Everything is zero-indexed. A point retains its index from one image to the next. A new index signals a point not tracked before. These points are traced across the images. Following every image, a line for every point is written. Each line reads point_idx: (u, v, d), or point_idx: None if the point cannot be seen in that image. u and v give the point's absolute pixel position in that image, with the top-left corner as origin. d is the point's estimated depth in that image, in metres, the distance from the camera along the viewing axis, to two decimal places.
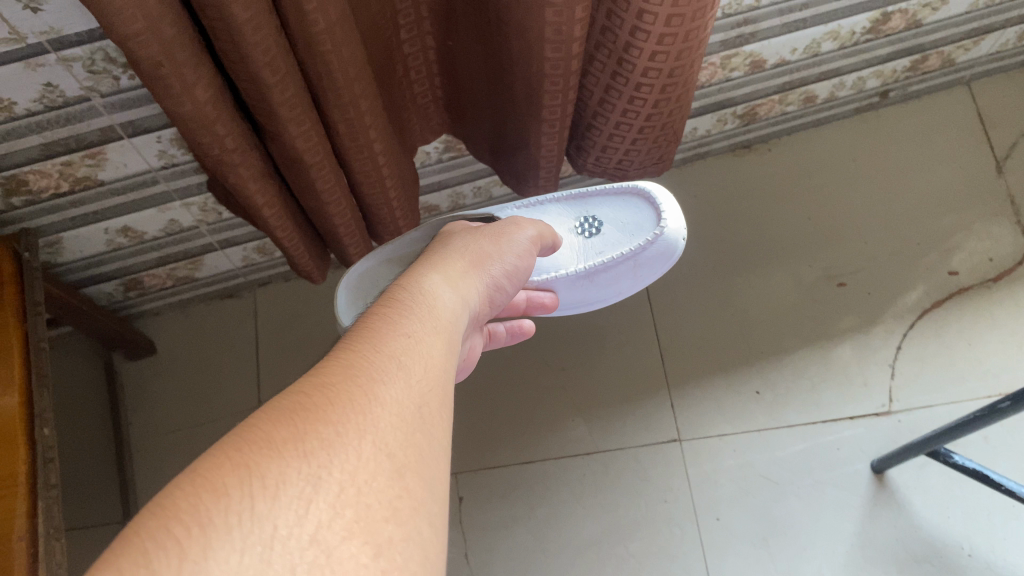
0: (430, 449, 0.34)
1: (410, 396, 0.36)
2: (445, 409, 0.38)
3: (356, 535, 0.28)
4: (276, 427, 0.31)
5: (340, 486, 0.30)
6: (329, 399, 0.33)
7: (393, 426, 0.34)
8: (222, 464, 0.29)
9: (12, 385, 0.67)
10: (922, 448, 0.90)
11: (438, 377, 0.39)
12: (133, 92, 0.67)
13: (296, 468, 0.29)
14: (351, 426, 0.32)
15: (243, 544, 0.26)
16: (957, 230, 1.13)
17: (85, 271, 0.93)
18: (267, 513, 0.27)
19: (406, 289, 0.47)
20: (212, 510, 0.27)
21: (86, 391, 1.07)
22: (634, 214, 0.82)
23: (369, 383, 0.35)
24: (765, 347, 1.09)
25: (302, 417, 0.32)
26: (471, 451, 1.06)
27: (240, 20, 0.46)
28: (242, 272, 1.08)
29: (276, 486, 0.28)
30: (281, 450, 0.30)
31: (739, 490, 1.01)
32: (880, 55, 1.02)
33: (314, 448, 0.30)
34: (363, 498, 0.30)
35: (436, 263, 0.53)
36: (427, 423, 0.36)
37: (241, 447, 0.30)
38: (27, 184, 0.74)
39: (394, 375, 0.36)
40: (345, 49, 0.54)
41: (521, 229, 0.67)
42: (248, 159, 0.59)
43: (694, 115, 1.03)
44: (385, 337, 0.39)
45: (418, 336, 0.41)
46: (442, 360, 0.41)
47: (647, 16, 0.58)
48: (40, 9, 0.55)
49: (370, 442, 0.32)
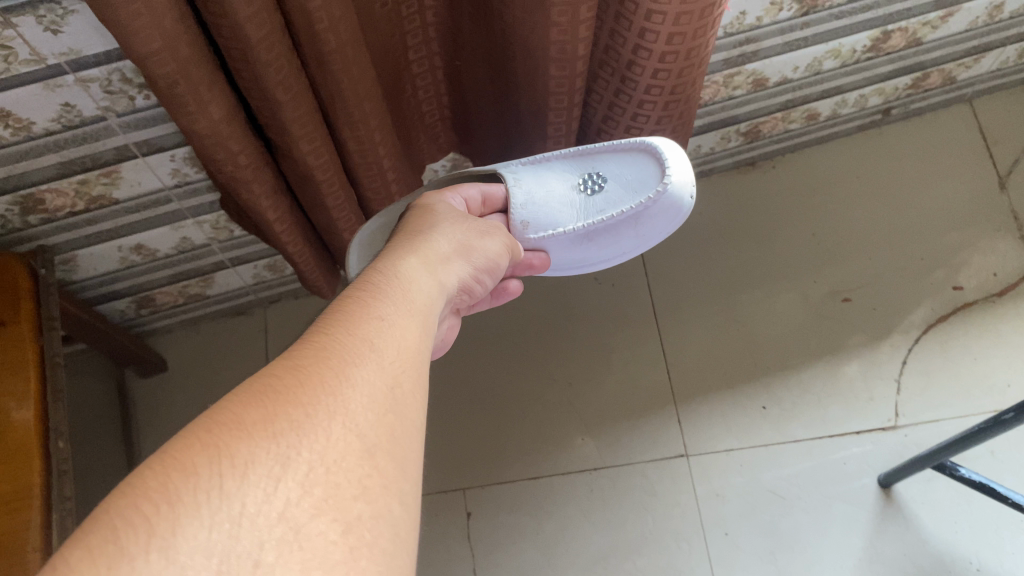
0: (400, 429, 0.38)
1: (381, 378, 0.40)
2: (415, 389, 0.42)
3: (324, 513, 0.32)
4: (249, 410, 0.34)
5: (308, 466, 0.33)
6: (301, 381, 0.37)
7: (364, 406, 0.37)
8: (193, 444, 0.32)
9: (27, 399, 0.68)
10: (929, 461, 0.90)
11: (408, 359, 0.43)
12: (148, 111, 0.68)
13: (265, 448, 0.32)
14: (322, 408, 0.36)
15: (211, 521, 0.29)
16: (960, 246, 1.14)
17: (98, 289, 0.95)
18: (235, 490, 0.31)
19: (384, 273, 0.50)
20: (181, 489, 0.30)
21: (98, 408, 1.09)
22: (640, 168, 0.70)
23: (341, 366, 0.38)
24: (771, 362, 1.10)
25: (273, 400, 0.35)
26: (479, 467, 1.07)
27: (253, 39, 0.48)
28: (253, 290, 1.09)
29: (245, 465, 0.32)
30: (251, 432, 0.33)
31: (747, 506, 1.01)
32: (881, 73, 1.04)
33: (284, 429, 0.34)
34: (333, 477, 0.33)
35: (418, 245, 0.56)
36: (398, 403, 0.39)
37: (211, 429, 0.33)
38: (44, 203, 0.75)
39: (365, 359, 0.40)
40: (356, 68, 0.55)
41: (500, 230, 0.67)
42: (260, 176, 0.60)
43: (698, 133, 1.04)
44: (360, 322, 0.43)
45: (391, 320, 0.44)
46: (414, 343, 0.44)
47: (650, 34, 0.60)
48: (60, 31, 0.57)
49: (339, 423, 0.35)
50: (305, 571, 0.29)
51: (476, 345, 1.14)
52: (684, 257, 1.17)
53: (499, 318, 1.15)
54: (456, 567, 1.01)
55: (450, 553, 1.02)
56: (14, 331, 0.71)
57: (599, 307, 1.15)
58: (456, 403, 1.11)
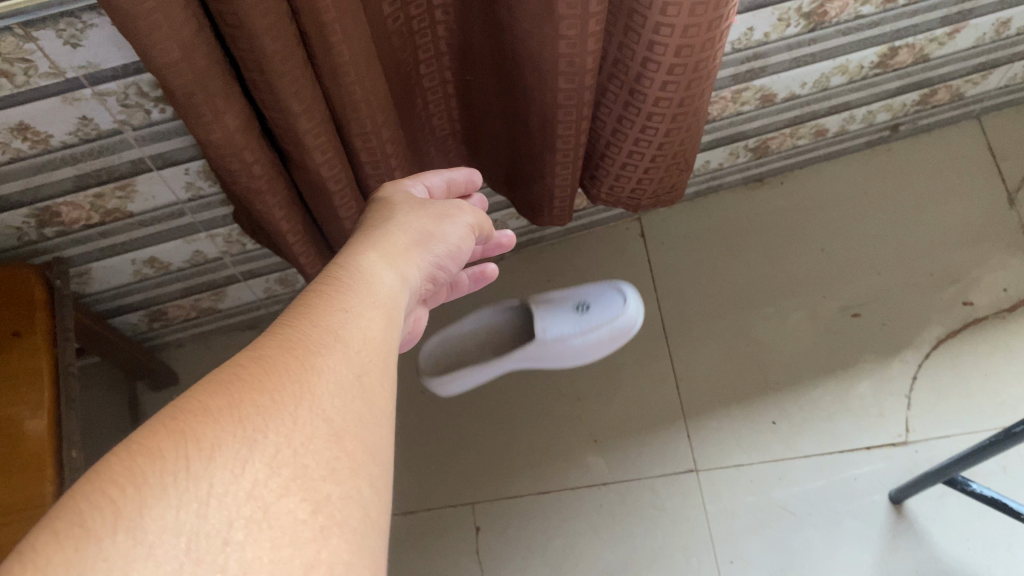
0: (368, 415, 0.37)
1: (348, 366, 0.38)
2: (386, 381, 0.40)
3: (293, 493, 0.31)
4: (215, 395, 0.33)
5: (276, 448, 0.32)
6: (265, 370, 0.35)
7: (331, 393, 0.36)
8: (158, 430, 0.30)
9: (42, 408, 0.69)
10: (940, 475, 0.89)
11: (377, 351, 0.41)
12: (164, 125, 0.69)
13: (231, 431, 0.31)
14: (288, 394, 0.34)
15: (178, 501, 0.28)
16: (971, 263, 1.14)
17: (112, 301, 0.96)
18: (203, 472, 0.29)
19: (342, 265, 0.47)
20: (147, 471, 0.28)
21: (109, 421, 1.10)
22: None
23: (305, 354, 0.37)
24: (780, 377, 1.10)
25: (238, 389, 0.33)
26: (487, 480, 1.07)
27: (269, 51, 0.49)
28: (264, 303, 1.11)
29: (211, 448, 0.30)
30: (217, 417, 0.31)
31: (757, 522, 1.01)
32: (889, 89, 1.04)
33: (250, 415, 0.32)
34: (300, 459, 0.32)
35: (375, 239, 0.52)
36: (366, 390, 0.38)
37: (175, 416, 0.31)
38: (59, 216, 0.76)
39: (332, 347, 0.38)
40: (368, 80, 0.56)
41: (462, 214, 0.62)
42: (273, 187, 0.61)
43: (706, 149, 1.05)
44: (325, 310, 0.41)
45: (357, 308, 0.43)
46: (381, 333, 0.43)
47: (658, 47, 0.60)
48: (79, 44, 0.58)
49: (306, 408, 0.34)
50: (276, 548, 0.28)
51: (485, 360, 1.14)
52: (694, 273, 1.17)
53: (508, 333, 1.15)
54: None
55: (458, 568, 1.02)
56: (29, 340, 0.71)
57: None
58: (465, 420, 1.11)
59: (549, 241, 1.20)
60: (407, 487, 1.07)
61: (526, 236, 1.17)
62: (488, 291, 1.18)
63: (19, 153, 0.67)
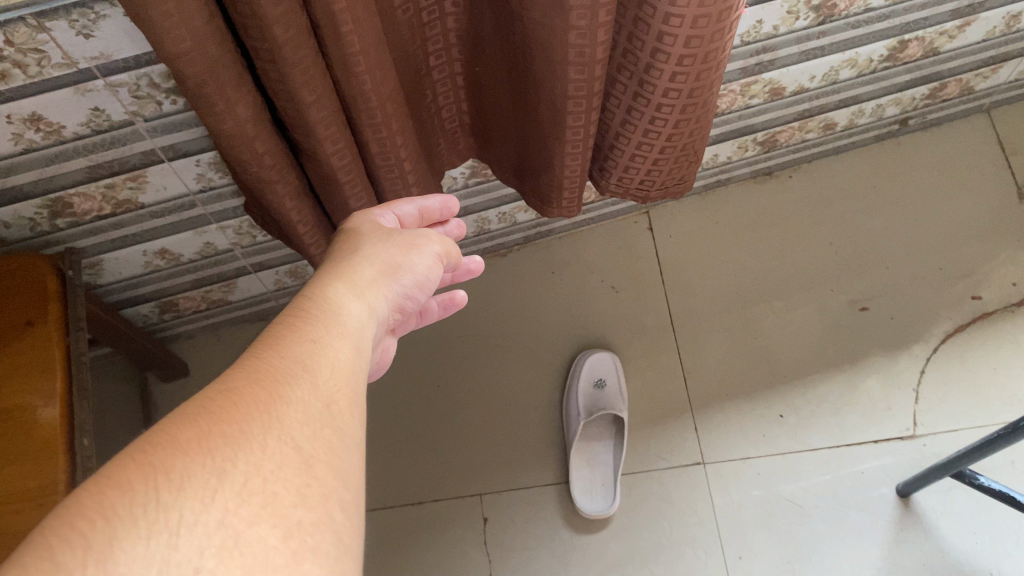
0: (339, 443, 0.34)
1: (316, 395, 0.35)
2: (358, 409, 0.37)
3: (263, 519, 0.28)
4: (175, 426, 0.30)
5: (245, 477, 0.29)
6: (230, 400, 0.32)
7: (299, 422, 0.33)
8: (125, 464, 0.27)
9: (54, 397, 0.69)
10: (948, 469, 0.89)
11: (349, 377, 0.38)
12: (175, 116, 0.70)
13: (200, 461, 0.28)
14: (255, 424, 0.31)
15: (149, 531, 0.25)
16: (981, 257, 1.14)
17: (123, 292, 0.96)
18: (173, 502, 0.26)
19: (311, 288, 0.44)
20: (116, 502, 0.25)
21: (121, 412, 1.11)
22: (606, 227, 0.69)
23: (274, 382, 0.34)
24: (788, 371, 1.10)
25: (204, 419, 0.30)
26: (495, 472, 1.07)
27: (280, 40, 0.49)
28: (274, 296, 1.11)
29: (181, 478, 0.27)
30: (184, 449, 0.28)
31: (764, 514, 1.01)
32: (898, 83, 1.04)
33: (219, 444, 0.29)
34: (271, 486, 0.29)
35: (349, 257, 0.49)
36: (336, 419, 0.35)
37: (139, 448, 0.28)
38: (72, 207, 0.77)
39: (299, 376, 0.35)
40: (379, 71, 0.56)
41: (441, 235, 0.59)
42: (284, 177, 0.62)
43: (714, 142, 1.05)
44: (291, 337, 0.38)
45: (328, 332, 0.40)
46: (353, 359, 0.40)
47: (667, 38, 0.60)
48: (92, 35, 0.58)
49: (278, 436, 0.31)
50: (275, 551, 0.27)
51: (493, 353, 1.14)
52: (703, 267, 1.17)
53: (515, 326, 1.15)
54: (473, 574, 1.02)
55: (466, 559, 1.03)
56: (42, 329, 0.72)
57: (616, 315, 1.15)
58: (473, 412, 1.11)
59: (557, 234, 1.20)
60: (416, 478, 1.08)
61: (535, 230, 1.17)
62: (496, 284, 1.18)
63: (31, 144, 0.68)
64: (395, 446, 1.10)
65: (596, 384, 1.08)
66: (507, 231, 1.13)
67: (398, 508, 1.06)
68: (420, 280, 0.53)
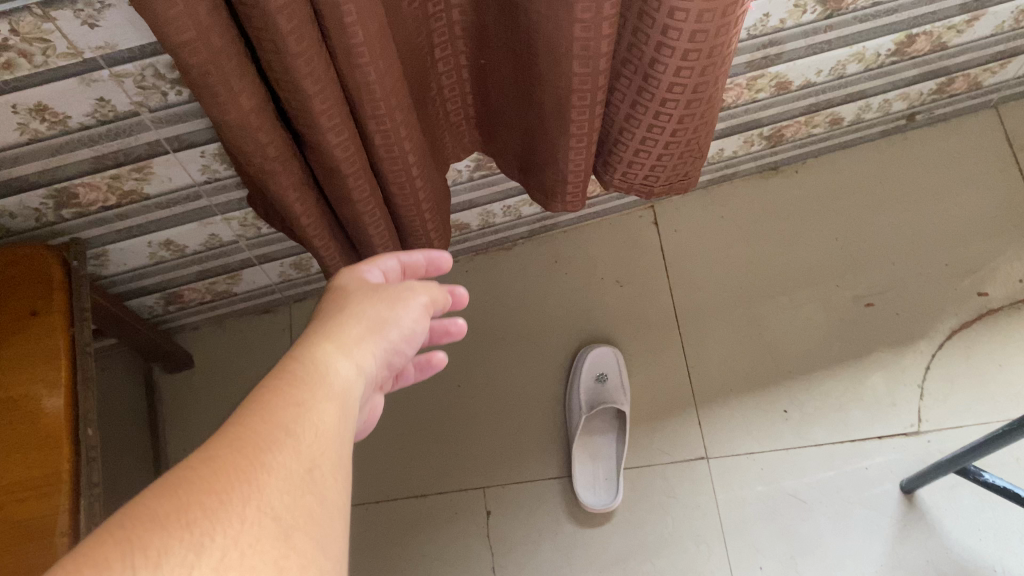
0: (321, 513, 0.32)
1: (300, 459, 0.33)
2: (343, 473, 0.36)
3: None
4: (153, 500, 0.29)
5: (220, 554, 0.28)
6: (208, 470, 0.30)
7: (280, 490, 0.31)
8: (97, 544, 0.26)
9: (59, 386, 0.69)
10: (952, 464, 0.89)
11: (336, 440, 0.36)
12: (180, 107, 0.70)
13: (175, 540, 0.27)
14: (233, 495, 0.30)
15: None
16: (988, 253, 1.13)
17: (128, 283, 0.97)
18: None
19: (298, 344, 0.42)
20: None
21: (126, 403, 1.11)
22: None
23: (257, 449, 0.32)
24: (792, 366, 1.10)
25: (178, 493, 0.29)
26: (497, 465, 1.07)
27: (283, 29, 0.49)
28: (279, 288, 1.11)
29: (155, 560, 0.26)
30: (158, 526, 0.27)
31: (767, 508, 1.01)
32: (906, 77, 1.04)
33: (192, 521, 0.28)
34: (246, 563, 0.28)
35: (338, 307, 0.47)
36: (318, 486, 0.34)
37: (114, 527, 0.27)
38: (77, 197, 0.77)
39: (282, 440, 0.33)
40: (383, 61, 0.56)
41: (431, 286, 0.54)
42: (287, 168, 0.62)
43: (720, 136, 1.05)
44: (274, 396, 0.36)
45: (316, 394, 0.38)
46: (340, 420, 0.38)
47: (672, 32, 0.60)
48: (97, 24, 0.58)
49: (255, 509, 0.30)
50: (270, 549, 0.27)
51: (497, 347, 1.14)
52: (708, 261, 1.17)
53: (519, 319, 1.15)
54: (475, 567, 1.02)
55: (469, 552, 1.03)
56: (47, 319, 0.72)
57: (621, 309, 1.15)
58: (477, 406, 1.11)
59: (562, 227, 1.20)
60: (419, 471, 1.08)
61: (540, 223, 1.17)
62: (501, 277, 1.18)
63: (37, 134, 0.68)
64: (398, 439, 1.10)
65: (599, 378, 1.08)
66: (512, 224, 1.13)
67: (401, 500, 1.07)
68: (409, 332, 0.49)
